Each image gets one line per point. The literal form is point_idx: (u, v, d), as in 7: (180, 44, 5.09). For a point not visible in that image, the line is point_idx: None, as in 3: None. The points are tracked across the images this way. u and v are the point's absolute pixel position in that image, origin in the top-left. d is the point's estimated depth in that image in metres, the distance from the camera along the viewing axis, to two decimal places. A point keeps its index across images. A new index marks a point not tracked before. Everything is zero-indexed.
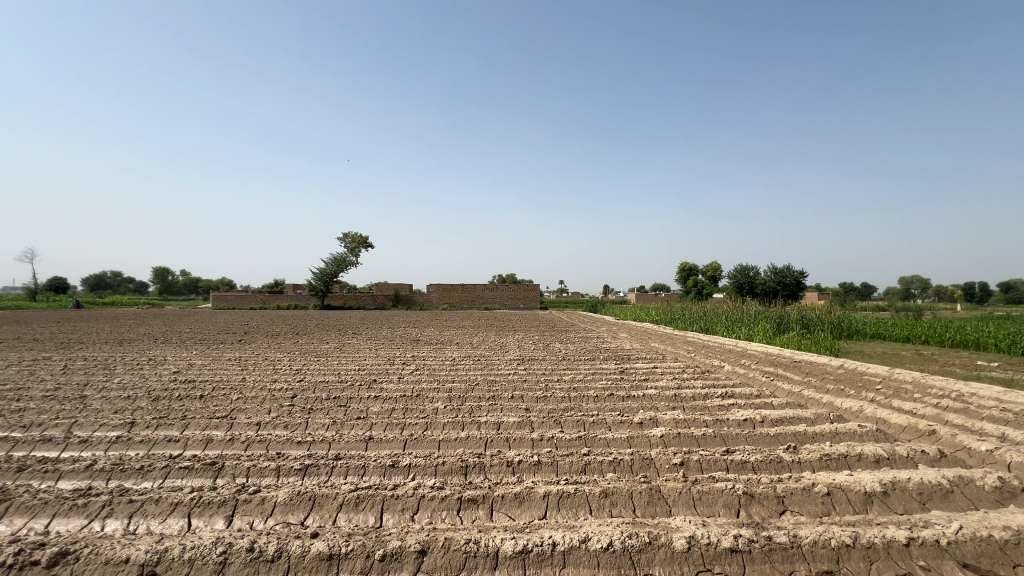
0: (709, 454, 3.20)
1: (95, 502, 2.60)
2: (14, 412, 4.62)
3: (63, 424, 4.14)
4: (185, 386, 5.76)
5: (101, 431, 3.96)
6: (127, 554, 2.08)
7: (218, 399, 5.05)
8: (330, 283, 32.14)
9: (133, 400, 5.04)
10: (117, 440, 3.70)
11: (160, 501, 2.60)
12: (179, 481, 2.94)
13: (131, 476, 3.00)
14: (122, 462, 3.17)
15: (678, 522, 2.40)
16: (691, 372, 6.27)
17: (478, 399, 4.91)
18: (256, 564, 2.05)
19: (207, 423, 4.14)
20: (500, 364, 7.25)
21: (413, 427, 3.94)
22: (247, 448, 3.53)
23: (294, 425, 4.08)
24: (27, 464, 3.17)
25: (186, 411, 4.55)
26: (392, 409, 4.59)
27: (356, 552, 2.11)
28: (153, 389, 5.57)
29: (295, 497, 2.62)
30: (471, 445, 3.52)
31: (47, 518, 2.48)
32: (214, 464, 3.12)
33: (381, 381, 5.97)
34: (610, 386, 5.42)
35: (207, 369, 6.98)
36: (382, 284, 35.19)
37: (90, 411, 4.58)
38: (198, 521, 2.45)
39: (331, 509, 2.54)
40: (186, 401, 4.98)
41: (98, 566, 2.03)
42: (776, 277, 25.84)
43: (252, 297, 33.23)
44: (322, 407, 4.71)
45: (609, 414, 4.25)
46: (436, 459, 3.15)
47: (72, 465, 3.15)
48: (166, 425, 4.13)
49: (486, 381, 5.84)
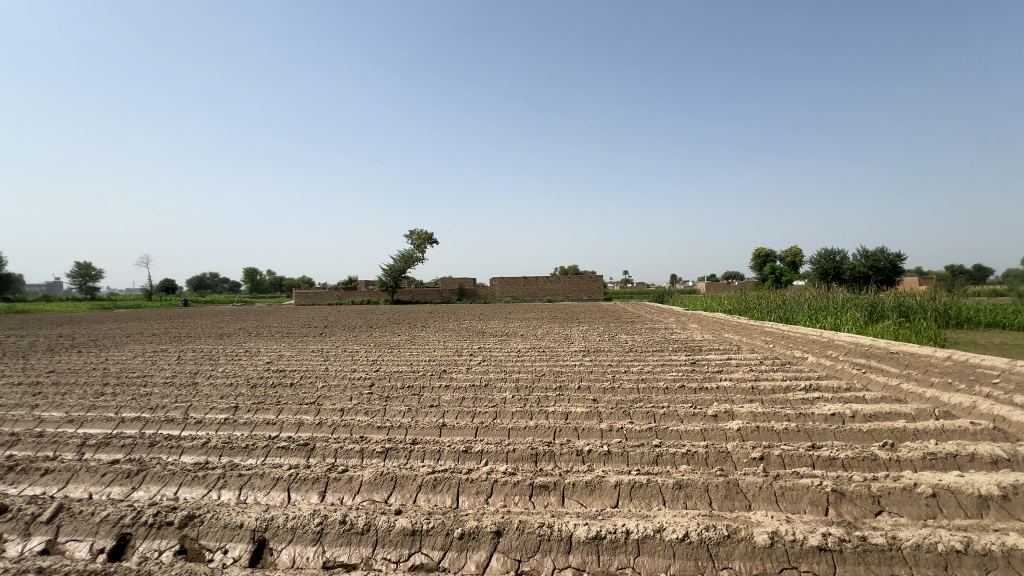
0: (792, 449, 3.03)
1: (211, 474, 2.96)
2: (142, 395, 5.34)
3: (181, 407, 4.74)
4: (278, 375, 6.35)
5: (212, 414, 4.48)
6: (241, 520, 2.35)
7: (306, 387, 5.52)
8: (399, 279, 33.80)
9: (235, 387, 5.65)
10: (225, 422, 4.17)
11: (263, 476, 2.90)
12: (278, 458, 3.27)
13: (238, 453, 3.38)
14: (231, 441, 3.57)
15: (758, 517, 2.30)
16: (769, 363, 5.91)
17: (545, 389, 4.96)
18: (348, 536, 2.24)
19: (298, 408, 4.55)
20: (564, 355, 7.26)
21: (483, 416, 4.08)
22: (333, 432, 3.83)
23: (373, 412, 4.35)
24: (155, 439, 3.68)
25: (280, 397, 5.03)
26: (463, 397, 4.77)
27: (436, 529, 2.23)
28: (251, 378, 6.18)
29: (379, 477, 2.82)
30: (540, 434, 3.57)
31: (175, 487, 2.86)
32: (307, 445, 3.43)
33: (450, 371, 6.19)
34: (680, 378, 5.26)
35: (295, 359, 7.63)
36: (448, 280, 36.33)
37: (201, 397, 5.18)
38: (297, 495, 2.72)
39: (411, 489, 2.70)
40: (279, 388, 5.49)
41: (218, 529, 2.32)
42: (868, 261, 23.60)
43: (329, 293, 35.53)
44: (397, 395, 5.00)
45: (681, 405, 4.13)
46: (506, 446, 3.23)
47: (190, 442, 3.60)
48: (264, 408, 4.59)
49: (552, 372, 5.90)
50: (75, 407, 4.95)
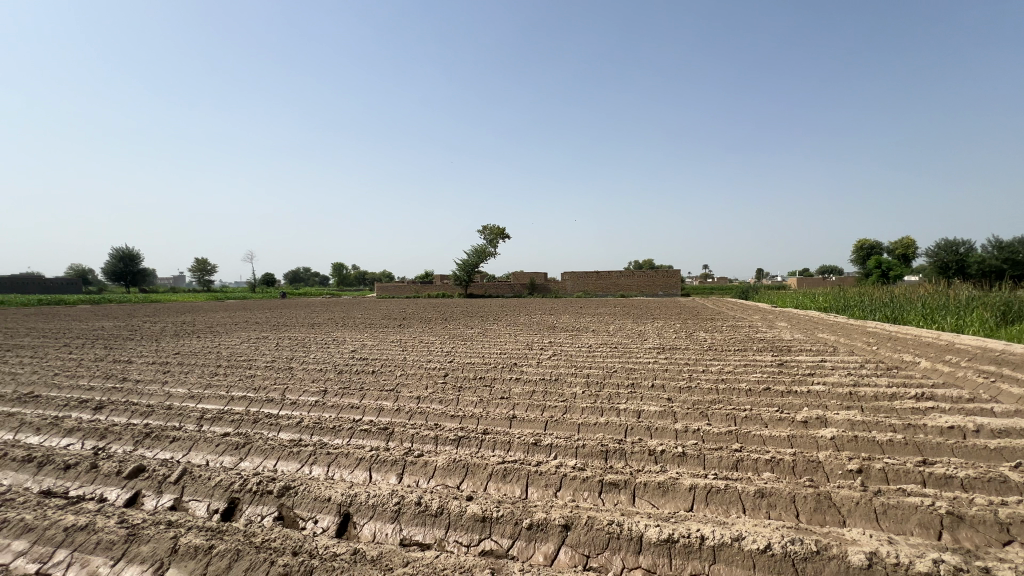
0: (897, 463, 2.72)
1: (303, 451, 3.25)
2: (248, 377, 6.01)
3: (280, 389, 5.26)
4: (361, 362, 6.81)
5: (305, 396, 4.93)
6: (329, 494, 2.56)
7: (386, 374, 5.88)
8: (473, 273, 34.71)
9: (325, 372, 6.15)
10: (315, 404, 4.56)
11: (348, 455, 3.14)
12: (361, 440, 3.51)
13: (327, 433, 3.67)
14: (320, 422, 3.90)
15: (854, 535, 2.10)
16: (872, 367, 5.32)
17: (616, 386, 4.86)
18: (423, 516, 2.35)
19: (379, 394, 4.86)
20: (637, 351, 7.05)
21: (553, 409, 4.09)
22: (410, 418, 4.04)
23: (446, 401, 4.53)
24: (258, 417, 4.11)
25: (363, 383, 5.39)
26: (533, 391, 4.81)
27: (505, 518, 2.28)
28: (338, 364, 6.69)
29: (452, 464, 2.93)
30: (610, 431, 3.51)
31: (274, 459, 3.19)
32: (386, 429, 3.66)
33: (521, 364, 6.26)
34: (765, 379, 4.90)
35: (377, 348, 8.15)
36: (520, 274, 36.67)
37: (296, 380, 5.71)
38: (377, 475, 2.91)
39: (482, 477, 2.78)
40: (362, 375, 5.90)
41: (310, 501, 2.54)
42: (1001, 253, 20.34)
43: (407, 286, 37.39)
44: (470, 385, 5.17)
45: (765, 409, 3.86)
46: (576, 442, 3.22)
47: (286, 420, 3.99)
48: (349, 393, 4.95)
49: (624, 368, 5.76)
50: (194, 384, 5.68)
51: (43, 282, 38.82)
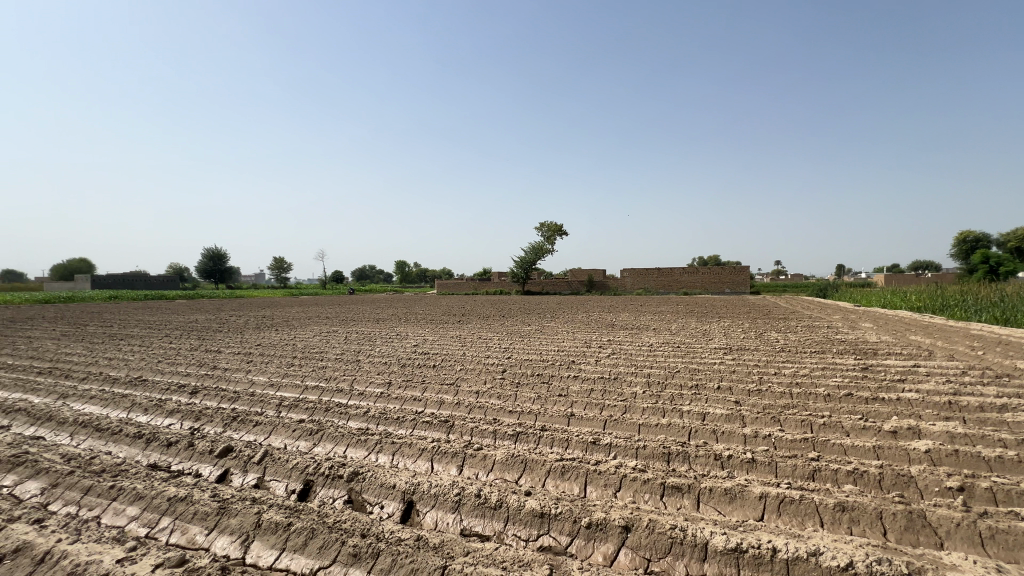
0: (1008, 483, 2.41)
1: (370, 439, 3.42)
2: (320, 368, 6.43)
3: (349, 380, 5.57)
4: (423, 357, 7.05)
5: (371, 387, 5.19)
6: (394, 482, 2.68)
7: (446, 369, 6.05)
8: (530, 270, 34.84)
9: (389, 365, 6.45)
10: (381, 395, 4.79)
11: (412, 445, 3.26)
12: (423, 431, 3.64)
13: (391, 423, 3.84)
14: (386, 412, 4.08)
15: (953, 559, 1.89)
16: (977, 375, 4.75)
17: (679, 387, 4.69)
18: (482, 508, 2.40)
19: (440, 388, 5.01)
20: (701, 351, 6.76)
21: (612, 409, 4.02)
22: (469, 412, 4.13)
23: (504, 396, 4.58)
24: (330, 405, 4.38)
25: (425, 377, 5.59)
26: (591, 389, 4.76)
27: (564, 515, 2.27)
28: (401, 358, 6.99)
29: (510, 458, 2.96)
30: (673, 433, 3.39)
31: (345, 446, 3.38)
32: (447, 422, 3.76)
33: (579, 362, 6.20)
34: (847, 384, 4.52)
35: (437, 343, 8.41)
36: (577, 271, 36.33)
37: (363, 372, 6.02)
38: (439, 465, 3.00)
39: (539, 474, 2.79)
40: (424, 369, 6.11)
41: (377, 487, 2.67)
42: None
43: (466, 283, 38.16)
44: (528, 382, 5.20)
45: (846, 416, 3.56)
46: (636, 442, 3.14)
47: (354, 410, 4.22)
48: (412, 386, 5.15)
49: (688, 368, 5.54)
50: (274, 374, 6.15)
51: (148, 280, 43.58)
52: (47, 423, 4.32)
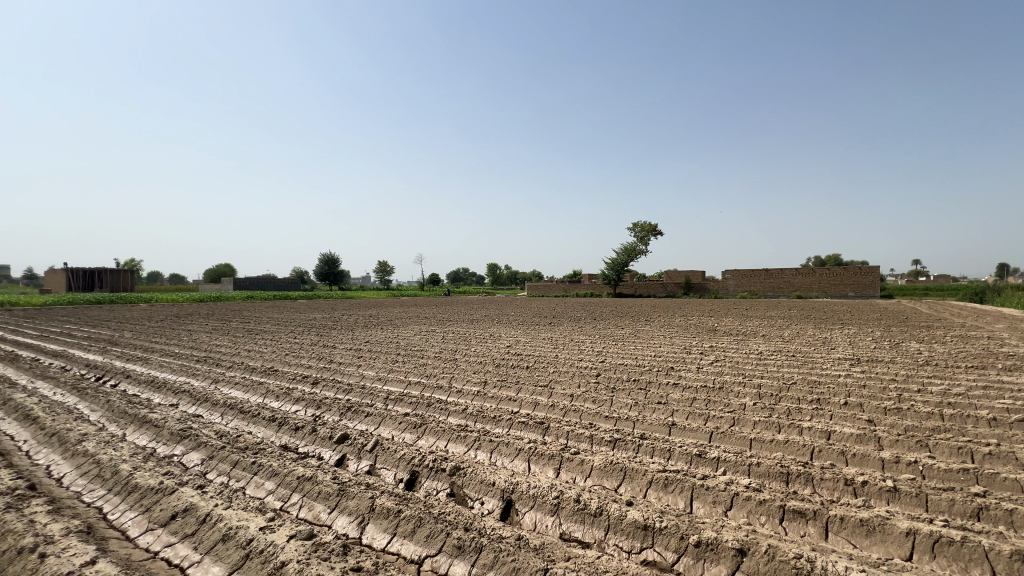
0: None
1: (469, 436, 3.55)
2: (421, 365, 6.82)
3: (447, 377, 5.83)
4: (516, 358, 7.16)
5: (468, 385, 5.39)
6: (494, 480, 2.74)
7: (540, 370, 6.08)
8: (622, 272, 33.87)
9: (484, 365, 6.64)
10: (478, 394, 4.95)
11: (509, 445, 3.31)
12: (519, 431, 3.69)
13: (488, 422, 3.95)
14: (483, 411, 4.20)
15: None
16: None
17: (796, 400, 4.24)
18: (581, 514, 2.36)
19: (534, 389, 5.05)
20: (823, 362, 6.04)
21: (718, 420, 3.74)
22: (564, 415, 4.10)
23: (600, 401, 4.49)
24: (431, 401, 4.63)
25: (519, 377, 5.67)
26: (694, 398, 4.47)
27: (670, 530, 2.15)
28: (496, 358, 7.17)
29: (609, 465, 2.88)
30: (792, 451, 3.06)
31: (446, 441, 3.54)
32: (543, 424, 3.77)
33: (678, 369, 5.87)
34: (1020, 408, 3.75)
35: (530, 345, 8.49)
36: (673, 273, 34.57)
37: (460, 370, 6.28)
38: (536, 467, 3.01)
39: (640, 484, 2.68)
40: (517, 370, 6.20)
41: (477, 483, 2.75)
42: None
43: (556, 285, 38.14)
44: (624, 387, 5.03)
45: (1021, 446, 2.95)
46: (749, 459, 2.88)
47: (453, 407, 4.41)
48: (507, 386, 5.25)
49: (806, 380, 4.99)
50: (381, 369, 6.65)
51: (278, 283, 49.76)
52: (205, 403, 5.09)
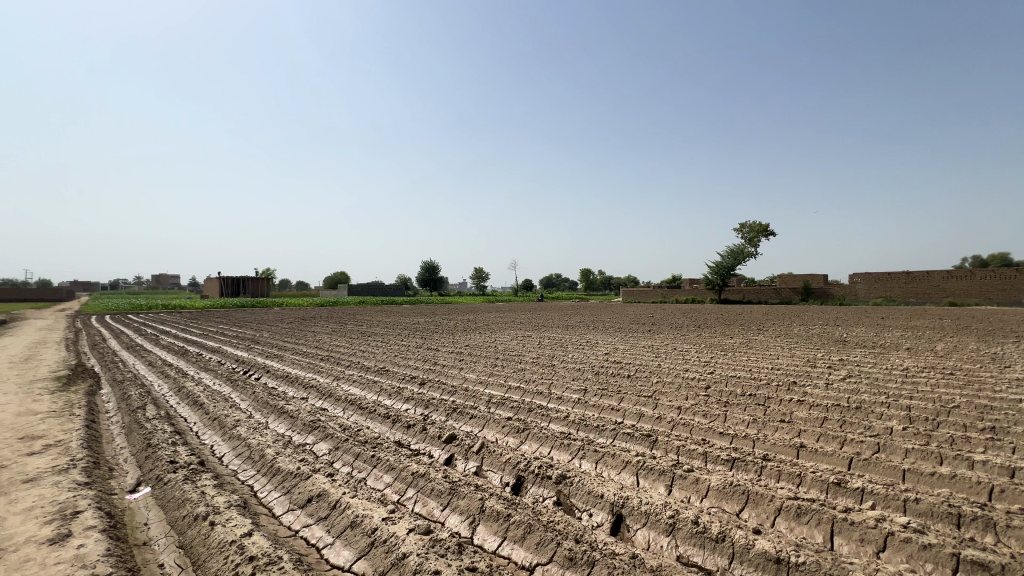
0: None
1: (573, 444, 3.50)
2: (520, 370, 6.92)
3: (547, 383, 5.84)
4: (616, 366, 6.95)
5: (568, 392, 5.33)
6: (602, 492, 2.65)
7: (642, 380, 5.82)
8: (727, 277, 31.49)
9: (583, 372, 6.54)
10: (578, 401, 4.88)
11: (615, 456, 3.20)
12: (625, 443, 3.56)
13: (592, 431, 3.86)
14: (585, 419, 4.12)
15: None
16: None
17: (960, 428, 3.56)
18: (701, 538, 2.19)
19: (637, 399, 4.84)
20: (995, 382, 5.02)
21: (858, 446, 3.27)
22: (673, 429, 3.87)
23: (712, 415, 4.17)
24: (532, 406, 4.65)
25: (620, 386, 5.48)
26: (825, 418, 3.96)
27: (808, 567, 1.91)
28: (594, 365, 7.02)
29: (728, 487, 2.64)
30: (962, 490, 2.57)
31: (549, 448, 3.53)
32: (650, 436, 3.59)
33: (803, 384, 5.26)
34: None
35: (629, 353, 8.20)
36: (788, 279, 31.35)
37: (559, 377, 6.25)
38: (645, 482, 2.88)
39: (767, 510, 2.42)
40: (618, 378, 6.00)
41: (585, 494, 2.69)
42: None
43: (653, 291, 36.58)
44: (738, 401, 4.63)
45: None
46: (904, 493, 2.47)
47: (554, 413, 4.39)
48: (608, 395, 5.11)
49: (972, 404, 4.18)
50: (482, 372, 6.86)
51: (386, 289, 54.07)
52: (329, 398, 5.66)
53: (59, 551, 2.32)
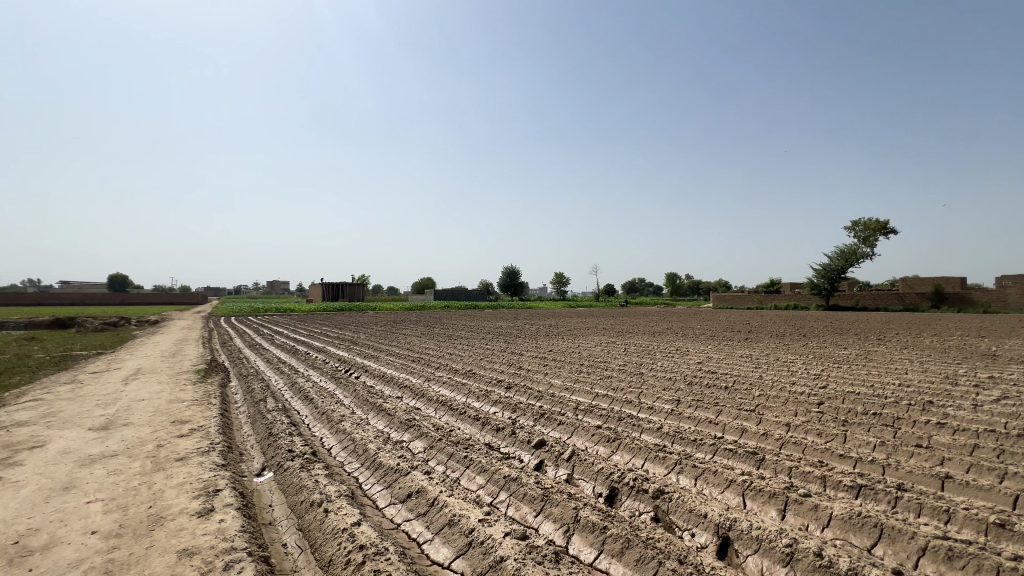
0: None
1: (669, 458, 3.32)
2: (607, 377, 6.75)
3: (636, 392, 5.63)
4: (711, 376, 6.51)
5: (660, 403, 5.09)
6: (705, 511, 2.49)
7: (742, 392, 5.39)
8: (837, 282, 28.33)
9: (675, 381, 6.21)
10: (671, 412, 4.64)
11: (717, 473, 2.99)
12: (726, 460, 3.31)
13: (688, 445, 3.65)
14: (681, 432, 3.91)
15: None
16: None
17: None
18: (825, 572, 1.96)
19: (738, 413, 4.49)
20: None
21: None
22: (782, 448, 3.53)
23: (828, 435, 3.74)
24: (622, 416, 4.50)
25: (718, 398, 5.13)
26: (976, 445, 3.38)
27: None
28: (687, 375, 6.65)
29: (855, 517, 2.35)
30: None
31: (643, 460, 3.39)
32: (756, 454, 3.31)
33: (943, 404, 4.54)
34: None
35: (725, 362, 7.66)
36: (914, 283, 27.47)
37: (648, 386, 6.00)
38: (753, 504, 2.65)
39: (908, 548, 2.11)
40: (715, 389, 5.62)
41: (686, 512, 2.54)
42: None
43: (749, 296, 33.93)
44: (861, 421, 4.11)
45: None
46: None
47: (647, 424, 4.21)
48: (704, 407, 4.80)
49: None
50: (568, 378, 6.80)
51: (469, 293, 55.90)
52: (422, 398, 5.94)
53: (205, 523, 2.66)
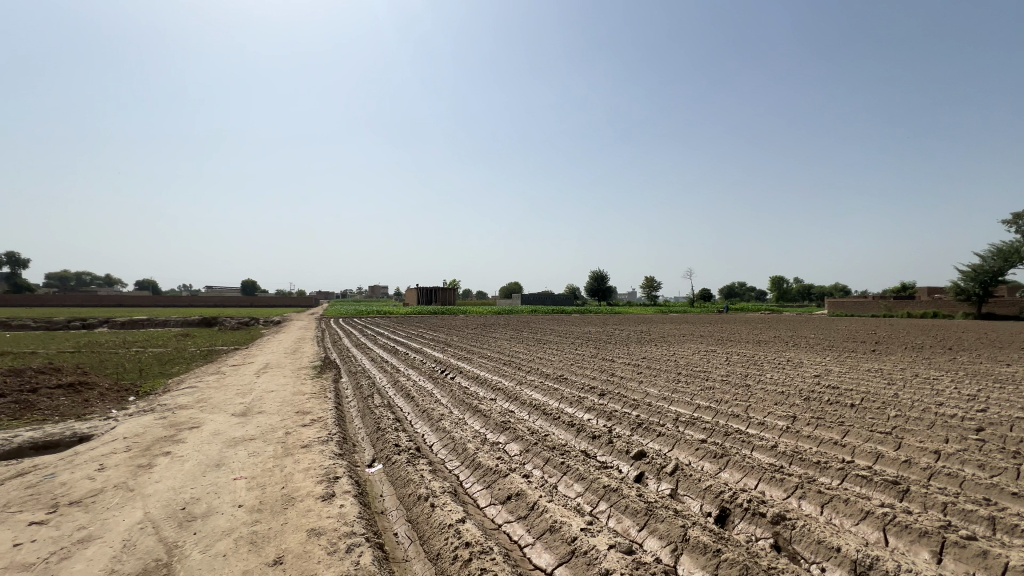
0: None
1: (788, 480, 3.01)
2: (708, 387, 6.32)
3: (743, 405, 5.19)
4: (833, 391, 5.80)
5: (772, 418, 4.64)
6: (838, 544, 2.22)
7: (874, 412, 4.74)
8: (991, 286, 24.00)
9: (789, 396, 5.62)
10: (786, 429, 4.21)
11: (849, 502, 2.65)
12: (859, 488, 2.93)
13: (810, 467, 3.28)
14: (800, 452, 3.53)
15: None
16: None
17: None
18: None
19: (870, 435, 3.95)
20: None
21: None
22: (930, 479, 3.04)
23: (994, 468, 3.14)
24: (729, 430, 4.18)
25: (843, 417, 4.55)
26: None
27: None
28: (803, 389, 5.99)
29: None
30: None
31: (756, 480, 3.11)
32: (897, 484, 2.88)
33: None
34: None
35: (849, 377, 6.79)
36: None
37: (757, 399, 5.51)
38: (898, 542, 2.30)
39: None
40: (838, 407, 5.00)
41: (813, 543, 2.28)
42: None
43: (874, 302, 29.88)
44: None
45: None
46: None
47: (759, 441, 3.86)
48: (826, 425, 4.29)
49: None
50: (664, 387, 6.47)
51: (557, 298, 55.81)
52: (515, 401, 6.01)
53: (328, 507, 2.93)
